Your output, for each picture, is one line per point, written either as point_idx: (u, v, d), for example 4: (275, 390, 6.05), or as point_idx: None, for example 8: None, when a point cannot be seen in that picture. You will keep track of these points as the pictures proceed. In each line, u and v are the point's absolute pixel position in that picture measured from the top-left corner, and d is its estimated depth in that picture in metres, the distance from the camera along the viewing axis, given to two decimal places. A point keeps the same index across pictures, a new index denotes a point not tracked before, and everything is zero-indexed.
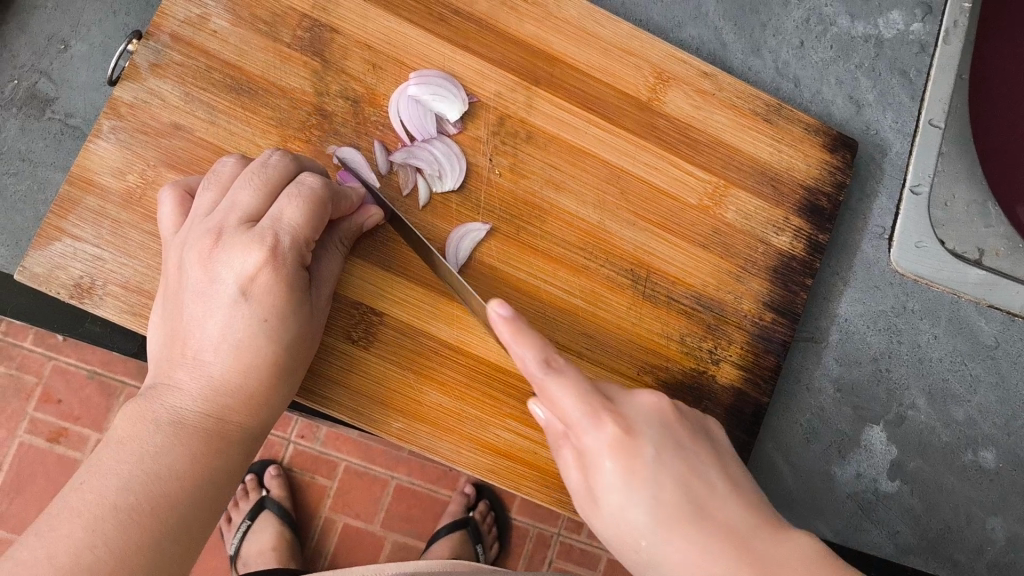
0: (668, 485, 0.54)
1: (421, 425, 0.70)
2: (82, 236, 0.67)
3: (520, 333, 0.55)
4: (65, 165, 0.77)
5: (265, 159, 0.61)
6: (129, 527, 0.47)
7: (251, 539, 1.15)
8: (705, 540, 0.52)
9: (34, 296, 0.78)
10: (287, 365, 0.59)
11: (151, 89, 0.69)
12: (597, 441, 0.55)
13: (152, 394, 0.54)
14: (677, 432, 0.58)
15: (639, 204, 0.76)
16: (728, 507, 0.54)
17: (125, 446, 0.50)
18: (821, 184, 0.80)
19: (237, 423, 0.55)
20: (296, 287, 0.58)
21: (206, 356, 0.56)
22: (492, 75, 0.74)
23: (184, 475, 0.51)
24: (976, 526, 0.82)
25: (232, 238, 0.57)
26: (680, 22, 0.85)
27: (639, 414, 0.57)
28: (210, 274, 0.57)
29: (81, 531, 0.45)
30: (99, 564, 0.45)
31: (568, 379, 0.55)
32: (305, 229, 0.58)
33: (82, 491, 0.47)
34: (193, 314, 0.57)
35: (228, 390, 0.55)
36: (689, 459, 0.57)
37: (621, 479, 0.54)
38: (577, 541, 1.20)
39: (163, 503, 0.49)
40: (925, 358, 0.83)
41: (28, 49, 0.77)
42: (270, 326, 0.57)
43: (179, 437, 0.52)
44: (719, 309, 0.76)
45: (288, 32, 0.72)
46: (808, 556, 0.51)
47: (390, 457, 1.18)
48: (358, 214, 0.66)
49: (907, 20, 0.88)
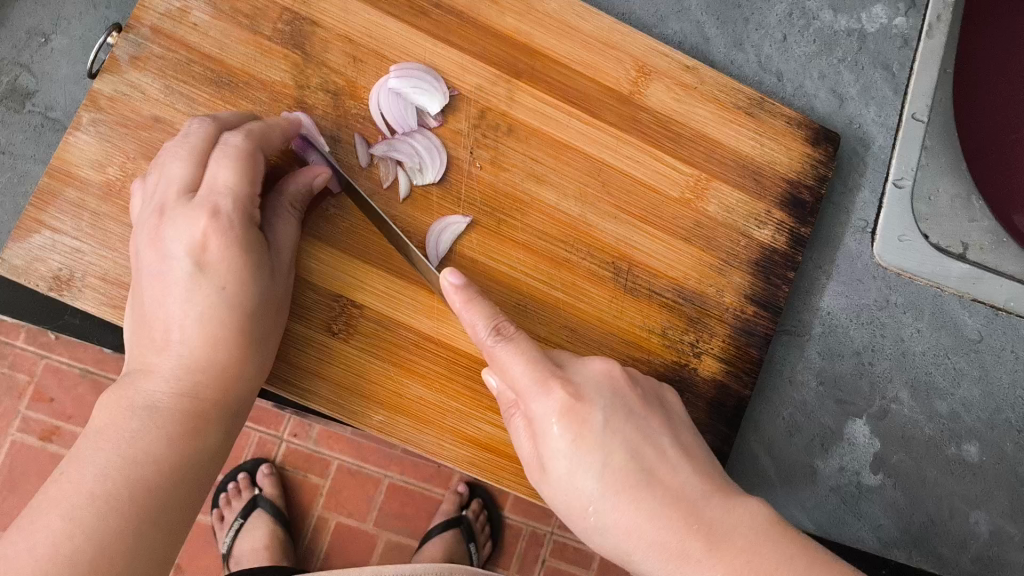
0: (616, 450, 0.56)
1: (403, 418, 0.70)
2: (62, 229, 0.67)
3: (471, 301, 0.61)
4: (45, 157, 0.77)
5: (186, 130, 0.61)
6: (107, 515, 0.47)
7: (243, 539, 1.13)
8: (652, 507, 0.55)
9: (14, 290, 0.78)
10: (254, 333, 0.58)
11: (132, 82, 0.69)
12: (544, 408, 0.57)
13: (125, 382, 0.55)
14: (628, 398, 0.60)
15: (621, 197, 0.76)
16: (677, 473, 0.57)
17: (102, 436, 0.51)
18: (801, 176, 0.80)
19: (212, 401, 0.55)
20: (249, 246, 0.58)
21: (172, 335, 0.56)
22: (473, 68, 0.74)
23: (162, 459, 0.51)
24: (959, 520, 0.82)
25: (175, 212, 0.58)
26: (662, 17, 0.85)
27: (588, 379, 0.59)
28: (160, 252, 0.57)
29: (59, 522, 0.46)
30: (79, 553, 0.45)
31: (517, 346, 0.59)
32: (242, 187, 0.59)
33: (61, 482, 0.48)
34: (151, 295, 0.57)
35: (198, 367, 0.55)
36: (639, 423, 0.58)
37: (570, 446, 0.56)
38: (569, 539, 1.20)
39: (141, 487, 0.49)
40: (907, 351, 0.83)
41: (8, 43, 0.77)
42: (229, 293, 0.57)
43: (155, 421, 0.52)
44: (701, 302, 0.77)
45: (268, 25, 0.71)
46: (756, 521, 0.53)
47: (382, 456, 1.18)
48: (305, 174, 0.66)
49: (890, 14, 0.88)
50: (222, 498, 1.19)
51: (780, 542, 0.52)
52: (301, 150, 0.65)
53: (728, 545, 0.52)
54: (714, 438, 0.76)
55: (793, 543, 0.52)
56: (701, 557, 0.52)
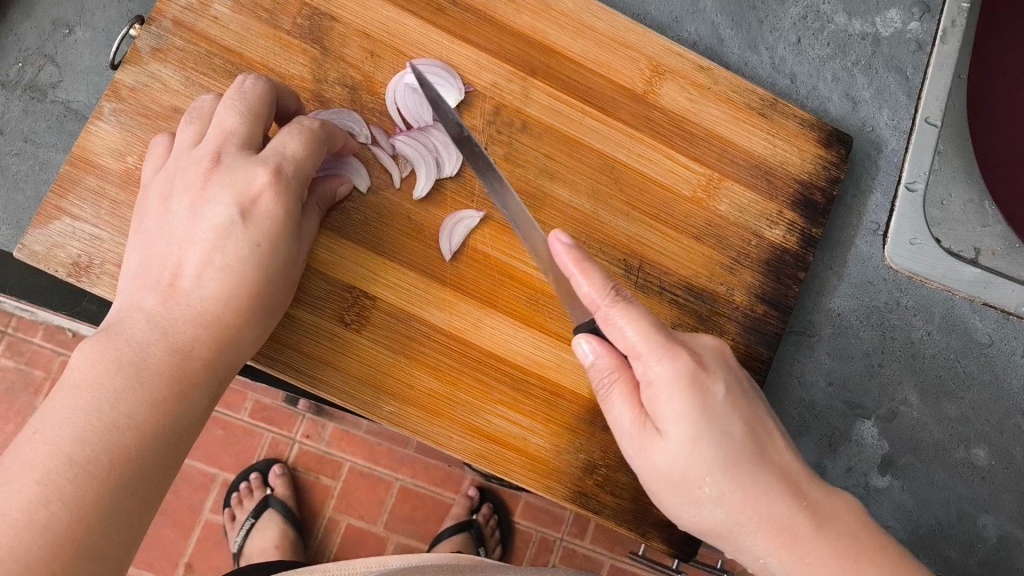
0: (734, 423, 0.56)
1: (412, 408, 0.71)
2: (81, 216, 0.68)
3: (585, 263, 0.58)
4: (68, 146, 0.76)
5: (239, 83, 0.62)
6: (84, 481, 0.46)
7: (253, 538, 1.16)
8: (766, 482, 0.56)
9: (32, 274, 0.73)
10: (267, 298, 0.60)
11: (153, 73, 0.70)
12: (666, 373, 0.56)
13: (112, 334, 0.54)
14: (736, 368, 0.59)
15: (634, 195, 0.76)
16: (783, 451, 0.58)
17: (81, 391, 0.49)
18: (815, 178, 0.81)
19: (202, 358, 0.56)
20: (293, 215, 0.61)
21: (185, 283, 0.58)
22: (489, 65, 0.75)
23: (142, 423, 0.50)
24: (967, 523, 0.82)
25: (233, 162, 0.60)
26: (678, 18, 0.86)
27: (707, 353, 0.58)
28: (202, 195, 0.60)
29: (34, 486, 0.44)
30: (54, 520, 0.44)
31: (635, 313, 0.57)
32: (306, 160, 0.61)
33: (37, 441, 0.46)
34: (183, 236, 0.59)
35: (197, 321, 0.56)
36: (749, 396, 0.58)
37: (694, 414, 0.55)
38: (581, 546, 1.24)
39: (119, 454, 0.48)
40: (917, 354, 0.83)
41: (33, 33, 0.76)
42: (262, 251, 0.59)
43: (140, 381, 0.52)
44: (711, 300, 0.77)
45: (288, 20, 0.73)
46: (851, 512, 0.57)
47: (394, 459, 1.23)
48: (331, 181, 0.69)
49: (905, 19, 0.89)
50: (233, 497, 1.20)
51: (875, 531, 0.57)
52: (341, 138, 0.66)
53: (835, 529, 0.55)
54: None
55: (875, 531, 0.57)
56: (809, 534, 0.55)
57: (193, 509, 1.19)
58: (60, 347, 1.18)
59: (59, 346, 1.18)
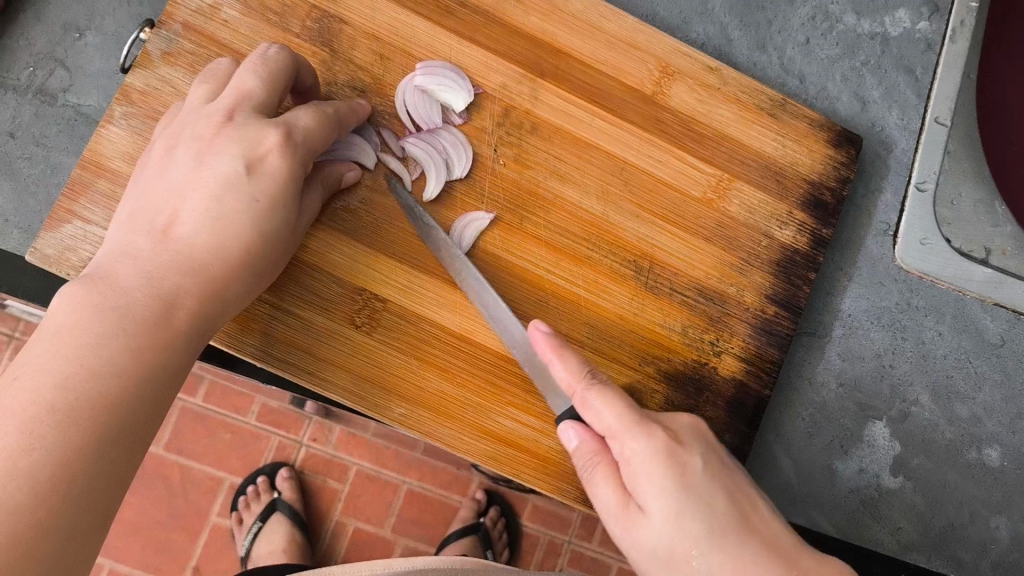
0: (716, 495, 0.56)
1: (424, 411, 0.71)
2: (93, 219, 0.68)
3: (562, 352, 0.61)
4: (79, 149, 0.75)
5: (264, 50, 0.62)
6: (68, 430, 0.43)
7: (260, 543, 1.17)
8: (753, 552, 0.55)
9: (45, 277, 0.73)
10: (256, 260, 0.59)
11: (163, 77, 0.71)
12: (642, 449, 0.57)
13: (97, 278, 0.51)
14: (715, 446, 0.60)
15: (643, 196, 0.76)
16: (768, 523, 0.58)
17: (61, 338, 0.46)
18: (824, 178, 0.80)
19: (188, 308, 0.53)
20: (297, 180, 0.60)
21: (179, 230, 0.56)
22: (498, 66, 0.75)
23: (128, 371, 0.47)
24: (979, 524, 0.82)
25: (244, 120, 0.60)
26: (686, 19, 0.86)
27: (684, 430, 0.59)
28: (209, 146, 0.59)
29: (16, 435, 0.41)
30: (38, 470, 0.41)
31: (609, 395, 0.59)
32: (315, 133, 0.62)
33: (15, 389, 0.43)
34: (184, 182, 0.58)
35: (184, 268, 0.54)
36: (730, 472, 0.59)
37: (674, 487, 0.55)
38: (587, 549, 1.23)
39: (103, 403, 0.45)
40: (928, 356, 0.83)
41: (44, 37, 0.76)
42: (259, 207, 0.58)
43: (123, 327, 0.49)
44: (721, 301, 0.77)
45: (297, 23, 0.73)
46: (841, 574, 0.56)
47: (401, 462, 1.22)
48: (339, 165, 0.69)
49: (914, 19, 0.89)
50: (240, 501, 1.20)
51: None
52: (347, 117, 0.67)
53: None
54: (732, 437, 0.76)
55: None
56: None
57: (201, 513, 1.20)
58: None
59: None
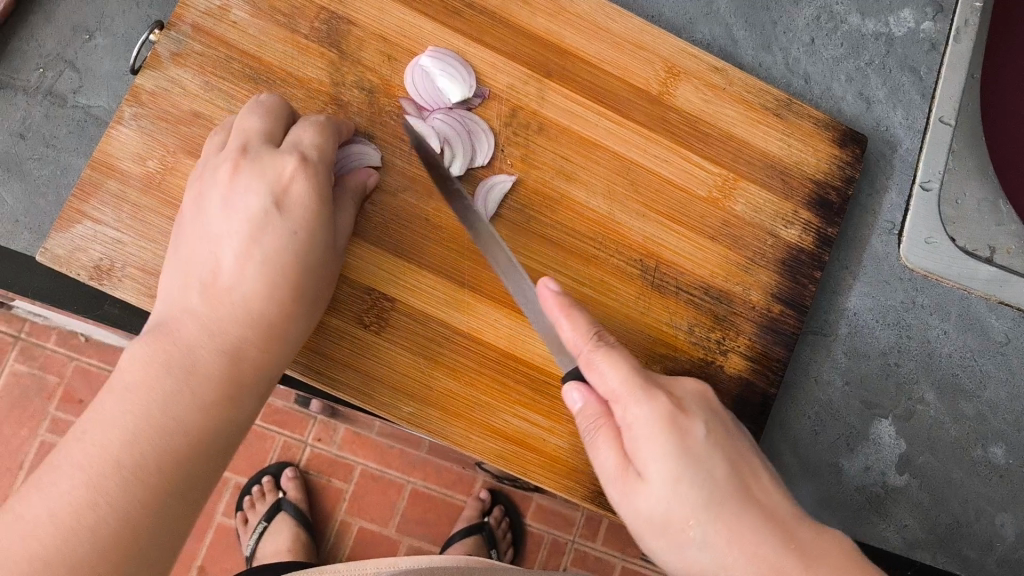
0: (717, 465, 0.57)
1: (431, 409, 0.71)
2: (103, 219, 0.68)
3: (570, 310, 0.62)
4: (89, 151, 0.76)
5: (255, 97, 0.66)
6: (130, 486, 0.49)
7: (266, 541, 1.17)
8: (751, 522, 0.55)
9: (55, 278, 0.72)
10: (309, 292, 0.61)
11: (173, 78, 0.71)
12: (644, 415, 0.57)
13: (161, 334, 0.56)
14: (721, 415, 0.61)
15: (649, 196, 0.77)
16: (769, 493, 0.58)
17: (130, 395, 0.52)
18: (830, 178, 0.81)
19: (253, 359, 0.58)
20: (326, 200, 0.62)
21: (226, 279, 0.59)
22: (505, 67, 0.76)
23: (192, 428, 0.53)
24: (985, 521, 0.82)
25: (259, 154, 0.62)
26: (692, 20, 0.86)
27: (688, 395, 0.60)
28: (232, 190, 0.61)
29: (81, 490, 0.47)
30: (100, 523, 0.47)
31: (617, 357, 0.59)
32: (326, 149, 0.64)
33: (85, 443, 0.49)
34: (219, 229, 0.61)
35: (243, 319, 0.58)
36: (734, 442, 0.60)
37: (676, 454, 0.56)
38: (591, 548, 1.24)
39: (166, 460, 0.51)
40: (934, 354, 0.84)
41: (54, 39, 0.77)
42: (298, 238, 0.60)
43: (190, 386, 0.54)
44: (727, 299, 0.77)
45: (306, 24, 0.73)
46: (845, 546, 0.55)
47: (405, 462, 1.23)
48: (360, 173, 0.69)
49: (918, 18, 0.89)
50: (246, 500, 1.21)
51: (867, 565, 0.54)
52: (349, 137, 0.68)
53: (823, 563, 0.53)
54: None
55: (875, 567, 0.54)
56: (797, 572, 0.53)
57: (206, 513, 1.21)
58: (74, 351, 1.19)
59: (72, 351, 1.19)
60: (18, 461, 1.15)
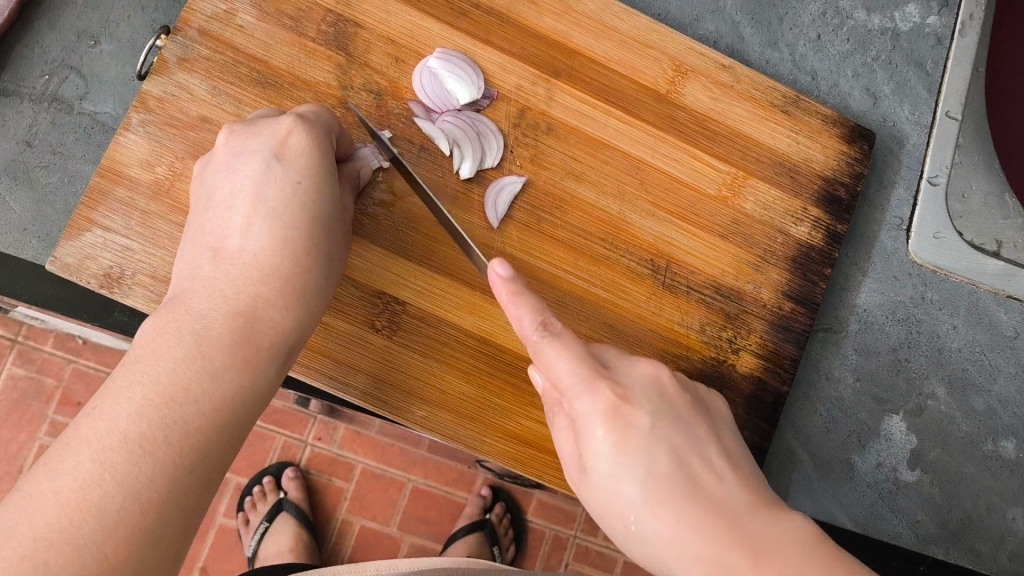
0: (661, 457, 0.54)
1: (444, 413, 0.71)
2: (112, 227, 0.68)
3: (519, 296, 0.57)
4: (96, 158, 0.75)
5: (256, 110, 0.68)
6: (139, 460, 0.45)
7: (267, 541, 1.16)
8: (694, 518, 0.51)
9: (62, 285, 0.72)
10: (323, 245, 0.60)
11: (179, 83, 0.70)
12: (589, 406, 0.55)
13: (172, 307, 0.54)
14: (675, 404, 0.57)
15: (658, 195, 0.76)
16: (722, 484, 0.53)
17: (142, 366, 0.49)
18: (838, 174, 0.80)
19: (271, 321, 0.56)
20: (328, 155, 0.62)
21: (234, 241, 0.58)
22: (514, 68, 0.75)
23: (203, 397, 0.49)
24: (996, 516, 0.82)
25: (256, 123, 0.62)
26: (698, 17, 0.86)
27: (639, 383, 0.57)
28: (231, 153, 0.61)
29: (88, 465, 0.44)
30: (107, 500, 0.43)
31: (563, 343, 0.56)
32: (325, 116, 0.64)
33: (94, 418, 0.46)
34: (224, 196, 0.60)
35: (256, 278, 0.57)
36: (686, 430, 0.56)
37: (613, 448, 0.54)
38: (593, 543, 1.24)
39: (178, 431, 0.47)
40: (943, 348, 0.84)
41: (58, 45, 0.76)
42: (303, 187, 0.60)
43: (202, 351, 0.51)
44: (737, 297, 0.77)
45: (313, 27, 0.73)
46: (803, 534, 0.50)
47: (405, 460, 1.23)
48: (353, 163, 0.69)
49: (924, 13, 0.89)
50: (247, 500, 1.21)
51: (828, 553, 0.49)
52: (348, 145, 0.68)
53: (769, 555, 0.48)
54: (751, 435, 0.77)
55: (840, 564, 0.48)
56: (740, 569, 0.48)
57: (208, 513, 1.21)
58: (72, 354, 1.18)
59: (70, 353, 1.18)
60: (19, 464, 1.15)
